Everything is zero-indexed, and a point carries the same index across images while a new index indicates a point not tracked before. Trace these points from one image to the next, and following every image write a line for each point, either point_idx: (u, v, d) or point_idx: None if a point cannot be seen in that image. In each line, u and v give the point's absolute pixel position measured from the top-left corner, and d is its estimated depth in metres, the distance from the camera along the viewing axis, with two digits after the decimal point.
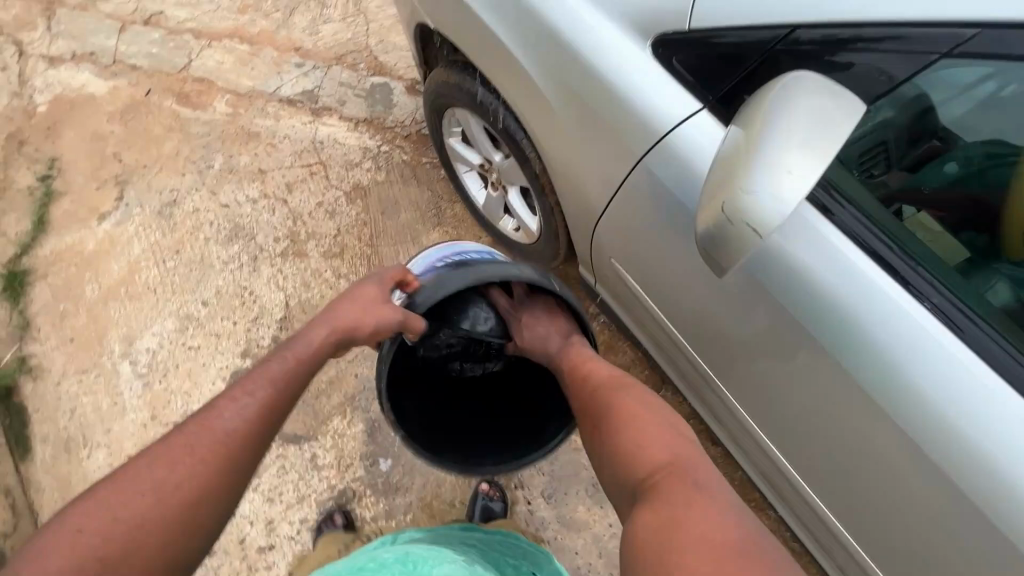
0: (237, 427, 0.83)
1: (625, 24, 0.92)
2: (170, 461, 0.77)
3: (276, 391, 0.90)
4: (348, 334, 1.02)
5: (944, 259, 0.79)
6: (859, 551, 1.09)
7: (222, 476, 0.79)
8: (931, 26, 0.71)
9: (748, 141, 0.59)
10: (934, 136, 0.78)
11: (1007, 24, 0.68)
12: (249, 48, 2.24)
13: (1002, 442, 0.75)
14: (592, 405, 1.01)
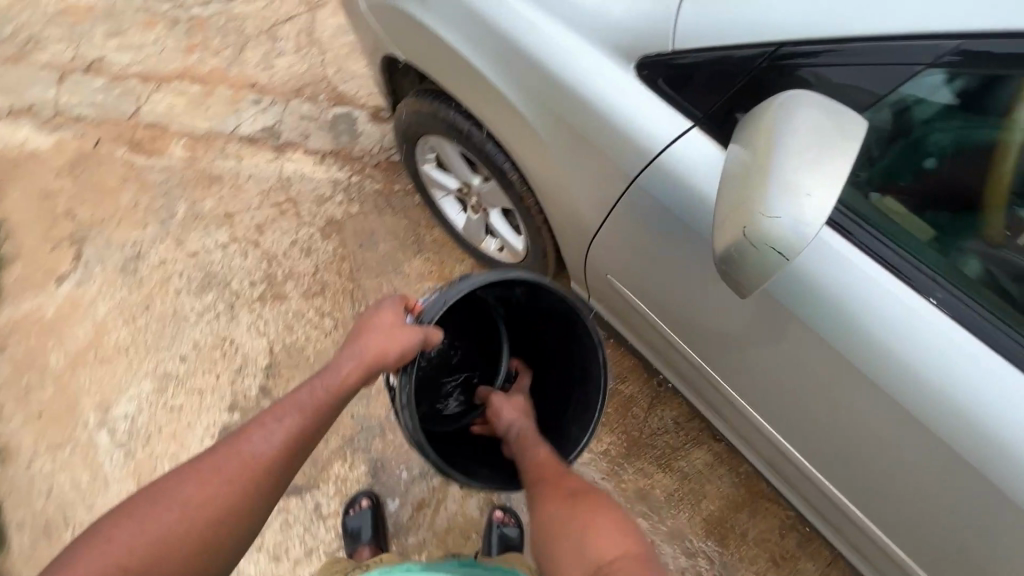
0: (262, 453, 0.81)
1: (606, 48, 0.93)
2: (198, 479, 0.78)
3: (305, 420, 0.86)
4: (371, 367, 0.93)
5: (925, 243, 0.82)
6: (878, 533, 1.11)
7: (249, 501, 0.79)
8: (912, 38, 0.73)
9: (761, 162, 0.60)
10: (911, 136, 0.79)
11: (987, 33, 0.71)
12: (201, 88, 2.17)
13: (1013, 421, 0.78)
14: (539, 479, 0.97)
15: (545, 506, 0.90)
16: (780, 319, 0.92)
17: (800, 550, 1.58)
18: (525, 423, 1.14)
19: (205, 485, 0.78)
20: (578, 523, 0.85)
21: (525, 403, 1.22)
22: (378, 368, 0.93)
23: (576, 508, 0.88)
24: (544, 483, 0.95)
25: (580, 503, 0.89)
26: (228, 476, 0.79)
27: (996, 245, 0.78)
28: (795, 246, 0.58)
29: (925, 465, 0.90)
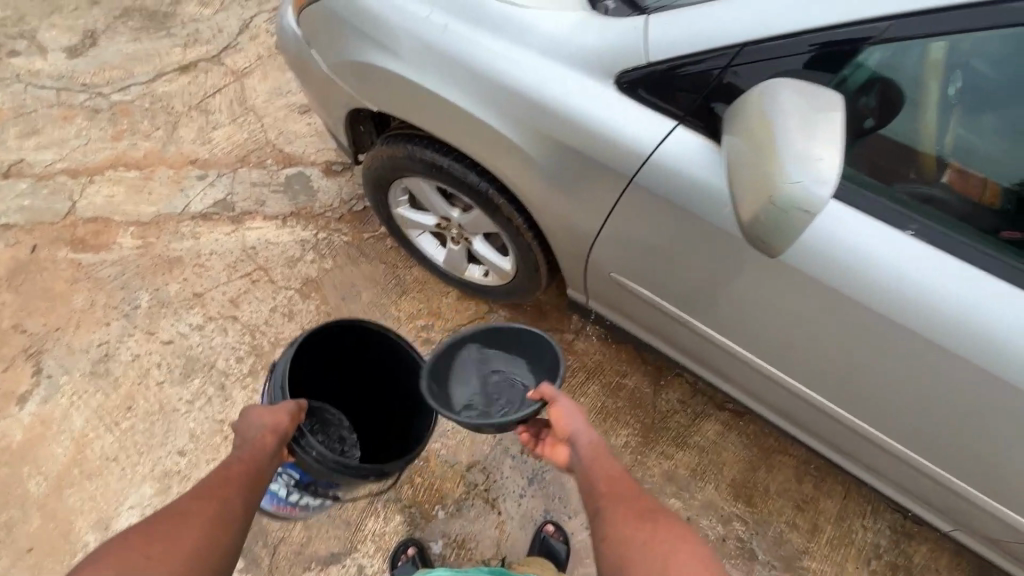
0: (222, 487, 0.90)
1: (586, 72, 1.06)
2: (173, 515, 0.84)
3: (249, 458, 0.96)
4: (275, 428, 1.02)
5: (876, 188, 0.98)
6: (886, 443, 1.26)
7: (230, 521, 0.86)
8: (851, 25, 0.88)
9: (775, 142, 0.71)
10: (854, 102, 0.95)
11: (909, 14, 0.85)
12: (139, 173, 2.09)
13: (1001, 320, 0.93)
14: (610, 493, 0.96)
15: (621, 522, 0.91)
16: (783, 273, 1.06)
17: (819, 491, 1.71)
18: (593, 437, 1.03)
19: (182, 518, 0.83)
20: (655, 549, 0.86)
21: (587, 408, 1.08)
22: (287, 434, 1.04)
23: (656, 534, 0.89)
24: (619, 503, 0.95)
25: (660, 527, 0.90)
26: (202, 507, 0.86)
27: (929, 182, 0.95)
28: (817, 201, 0.69)
29: (927, 371, 1.05)
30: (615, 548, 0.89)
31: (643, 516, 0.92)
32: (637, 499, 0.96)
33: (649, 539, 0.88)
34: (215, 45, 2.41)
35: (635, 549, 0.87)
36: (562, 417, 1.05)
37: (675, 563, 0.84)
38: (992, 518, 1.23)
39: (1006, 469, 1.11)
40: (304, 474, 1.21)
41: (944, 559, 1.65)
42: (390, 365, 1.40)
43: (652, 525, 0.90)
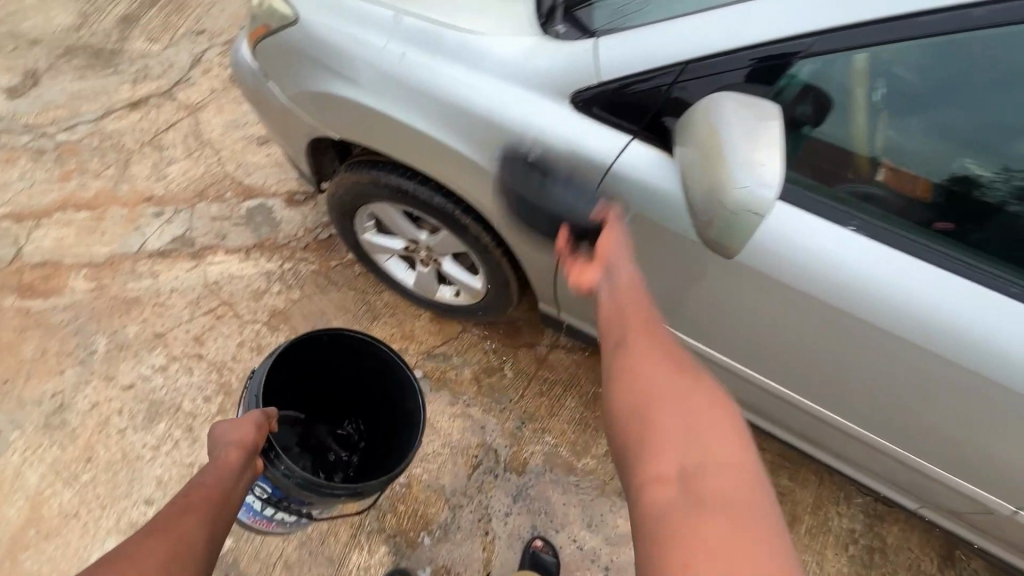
0: (184, 518, 0.88)
1: (543, 94, 1.10)
2: (129, 554, 0.80)
3: (213, 484, 0.95)
4: (242, 443, 1.01)
5: (818, 187, 1.05)
6: (850, 428, 1.33)
7: (191, 553, 0.83)
8: (782, 41, 0.94)
9: (722, 150, 0.76)
10: (791, 111, 1.02)
11: (830, 30, 0.92)
12: (90, 213, 2.02)
13: (941, 304, 1.01)
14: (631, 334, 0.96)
15: (657, 373, 0.88)
16: (742, 273, 1.12)
17: (794, 483, 1.77)
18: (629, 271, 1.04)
19: (139, 556, 0.79)
20: (688, 404, 0.84)
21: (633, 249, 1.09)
22: (257, 447, 1.03)
23: (677, 372, 0.89)
24: (655, 352, 0.92)
25: (695, 387, 0.87)
26: (161, 542, 0.82)
27: (864, 180, 1.03)
28: (762, 204, 0.75)
29: (880, 355, 1.11)
30: (647, 397, 0.86)
31: (664, 357, 0.92)
32: (672, 352, 0.93)
33: (682, 393, 0.85)
34: (166, 80, 2.37)
35: (654, 382, 0.88)
36: (607, 241, 1.06)
37: (691, 401, 0.85)
38: (952, 491, 1.31)
39: (958, 444, 1.19)
40: (275, 489, 1.15)
41: (915, 538, 1.72)
42: (374, 378, 1.38)
43: (687, 384, 0.87)
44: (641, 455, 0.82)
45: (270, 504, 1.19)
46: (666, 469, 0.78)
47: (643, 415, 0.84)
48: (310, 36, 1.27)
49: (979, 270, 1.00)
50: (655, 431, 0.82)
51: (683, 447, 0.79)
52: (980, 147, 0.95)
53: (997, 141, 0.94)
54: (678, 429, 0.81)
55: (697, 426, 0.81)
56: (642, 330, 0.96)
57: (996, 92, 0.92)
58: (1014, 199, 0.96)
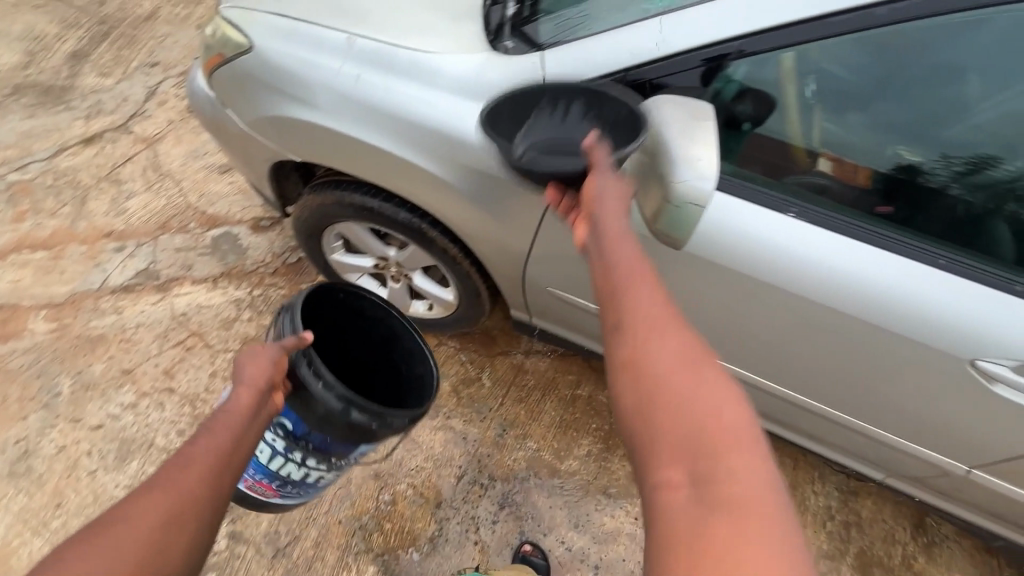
0: (184, 470, 0.73)
1: None
2: (119, 515, 0.66)
3: (221, 431, 0.80)
4: (258, 383, 0.89)
5: (766, 181, 1.13)
6: (812, 406, 1.39)
7: (192, 517, 0.69)
8: (709, 47, 1.02)
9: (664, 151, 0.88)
10: (726, 111, 1.10)
11: (749, 35, 1.01)
12: (47, 253, 1.97)
13: (879, 279, 1.10)
14: (625, 301, 0.77)
15: (663, 359, 0.70)
16: (698, 264, 1.20)
17: None
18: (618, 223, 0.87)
19: (127, 520, 0.65)
20: (698, 398, 0.66)
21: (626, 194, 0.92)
22: (272, 385, 0.91)
23: (679, 352, 0.72)
24: (660, 331, 0.73)
25: (706, 377, 0.69)
26: (156, 502, 0.68)
27: (805, 171, 1.11)
28: (704, 198, 0.86)
29: (830, 332, 1.19)
30: (652, 387, 0.69)
31: (665, 331, 0.73)
32: (679, 326, 0.74)
33: (691, 384, 0.68)
34: (120, 114, 2.35)
35: (649, 369, 0.70)
36: (590, 186, 0.91)
37: (696, 389, 0.68)
38: (911, 458, 1.38)
39: (910, 411, 1.26)
40: (297, 424, 1.06)
41: (888, 509, 1.79)
42: (378, 347, 1.27)
43: (696, 371, 0.69)
44: (645, 465, 0.66)
45: (282, 453, 1.13)
46: (674, 480, 0.62)
47: (639, 404, 0.69)
48: (265, 60, 1.28)
49: (915, 247, 1.10)
50: (661, 433, 0.66)
51: (692, 455, 0.63)
52: (914, 137, 1.04)
53: (928, 130, 1.03)
54: (685, 428, 0.65)
55: (708, 426, 0.64)
56: (643, 302, 0.76)
57: (924, 87, 1.01)
58: (955, 182, 1.05)
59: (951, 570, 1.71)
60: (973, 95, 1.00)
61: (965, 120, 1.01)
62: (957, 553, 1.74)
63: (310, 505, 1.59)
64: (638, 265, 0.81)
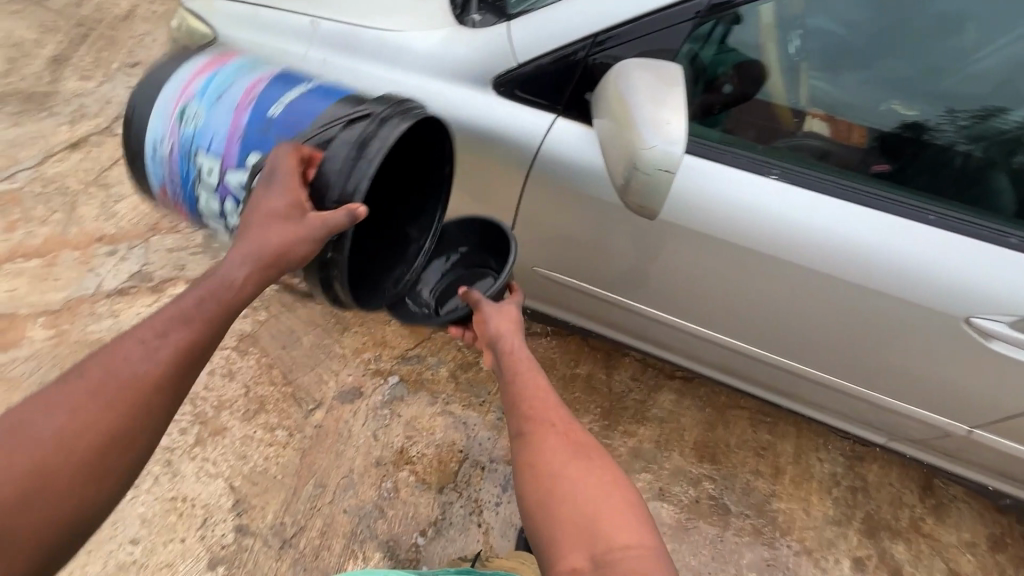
0: (144, 362, 0.76)
1: (471, 84, 1.17)
2: (58, 423, 0.71)
3: (194, 327, 0.80)
4: (273, 263, 0.87)
5: (755, 145, 1.13)
6: (814, 374, 1.36)
7: (131, 439, 0.73)
8: (679, 4, 1.04)
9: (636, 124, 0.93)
10: (705, 73, 1.11)
11: None
12: (40, 261, 1.97)
13: (868, 239, 1.08)
14: (528, 410, 0.93)
15: (555, 458, 0.86)
16: (683, 235, 1.18)
17: (774, 435, 1.82)
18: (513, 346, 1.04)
19: (65, 432, 0.70)
20: (585, 488, 0.82)
21: (515, 314, 1.10)
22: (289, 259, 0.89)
23: (577, 451, 0.87)
24: (553, 433, 0.90)
25: (591, 466, 0.85)
26: (94, 419, 0.72)
27: (793, 133, 1.12)
28: (673, 163, 0.92)
29: (825, 298, 1.17)
30: (544, 484, 0.84)
31: (568, 436, 0.89)
32: (568, 427, 0.91)
33: (581, 474, 0.84)
34: (105, 117, 2.33)
35: (547, 464, 0.86)
36: (482, 329, 1.09)
37: (586, 480, 0.83)
38: (911, 420, 1.35)
39: (914, 374, 1.23)
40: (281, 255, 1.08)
41: (893, 473, 1.78)
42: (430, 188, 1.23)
43: (589, 466, 0.85)
44: (549, 554, 0.79)
45: (219, 217, 1.13)
46: (578, 562, 0.75)
47: (539, 495, 0.83)
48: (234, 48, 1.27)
49: (910, 205, 1.08)
50: (558, 525, 0.79)
51: (588, 537, 0.77)
52: (914, 92, 1.05)
53: (930, 84, 1.03)
54: (579, 514, 0.79)
55: (597, 513, 0.79)
56: (538, 409, 0.93)
57: (928, 37, 1.02)
58: (963, 141, 1.04)
59: (960, 531, 1.69)
60: (976, 44, 1.01)
61: (964, 70, 1.02)
62: (966, 514, 1.72)
63: (314, 495, 1.60)
64: (528, 369, 1.00)
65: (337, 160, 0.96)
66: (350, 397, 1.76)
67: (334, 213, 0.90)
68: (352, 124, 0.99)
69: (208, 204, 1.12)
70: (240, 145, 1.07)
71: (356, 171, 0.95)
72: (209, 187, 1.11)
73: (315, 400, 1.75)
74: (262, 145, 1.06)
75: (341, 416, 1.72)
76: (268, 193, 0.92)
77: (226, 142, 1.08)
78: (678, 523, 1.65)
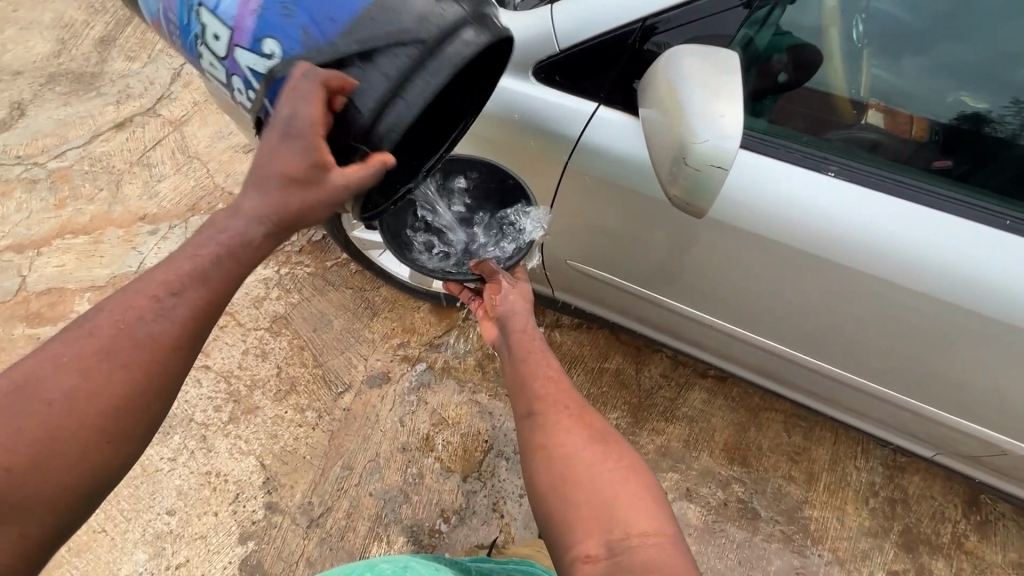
0: (153, 320, 0.74)
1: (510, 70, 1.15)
2: (71, 383, 0.69)
3: (211, 286, 0.79)
4: (293, 226, 0.85)
5: (807, 137, 1.06)
6: (856, 380, 1.30)
7: (145, 404, 0.73)
8: None
9: (687, 116, 0.88)
10: (760, 62, 1.04)
11: None
12: (87, 238, 2.04)
13: (928, 242, 1.01)
14: (544, 394, 0.94)
15: (567, 440, 0.84)
16: (732, 232, 1.13)
17: (809, 441, 1.75)
18: (522, 322, 1.12)
19: (78, 393, 0.69)
20: (602, 472, 0.79)
21: (528, 296, 1.19)
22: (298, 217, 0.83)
23: (595, 437, 0.85)
24: (566, 416, 0.89)
25: (611, 452, 0.82)
26: (108, 379, 0.71)
27: (851, 126, 1.04)
28: (728, 159, 0.88)
29: (875, 302, 1.11)
30: (557, 469, 0.81)
31: (583, 422, 0.88)
32: (583, 412, 0.90)
33: (597, 459, 0.81)
34: (148, 98, 2.39)
35: (562, 449, 0.83)
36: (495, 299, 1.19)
37: (603, 465, 0.80)
38: (962, 434, 1.27)
39: (966, 386, 1.16)
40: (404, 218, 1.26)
41: (937, 486, 1.69)
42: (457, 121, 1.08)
43: (606, 453, 0.82)
44: (567, 540, 0.75)
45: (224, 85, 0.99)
46: (592, 550, 0.71)
47: (552, 480, 0.81)
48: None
49: (982, 210, 1.00)
50: (574, 508, 0.76)
51: (601, 522, 0.73)
52: (978, 80, 0.97)
53: (999, 72, 0.96)
54: (594, 500, 0.76)
55: (611, 499, 0.75)
56: (552, 392, 0.94)
57: (995, 22, 0.96)
58: None
59: (1007, 550, 1.61)
60: None
61: None
62: (1013, 532, 1.63)
63: (341, 477, 1.63)
64: (540, 350, 1.06)
65: (374, 92, 0.87)
66: (378, 381, 1.78)
67: (363, 167, 0.86)
68: (397, 45, 0.86)
69: (213, 70, 0.97)
70: (255, 18, 0.88)
71: (391, 113, 0.89)
72: (214, 54, 0.95)
73: (344, 383, 1.77)
74: (280, 28, 0.88)
75: (368, 400, 1.74)
76: (284, 144, 0.81)
77: (240, 8, 0.89)
78: (704, 525, 1.62)
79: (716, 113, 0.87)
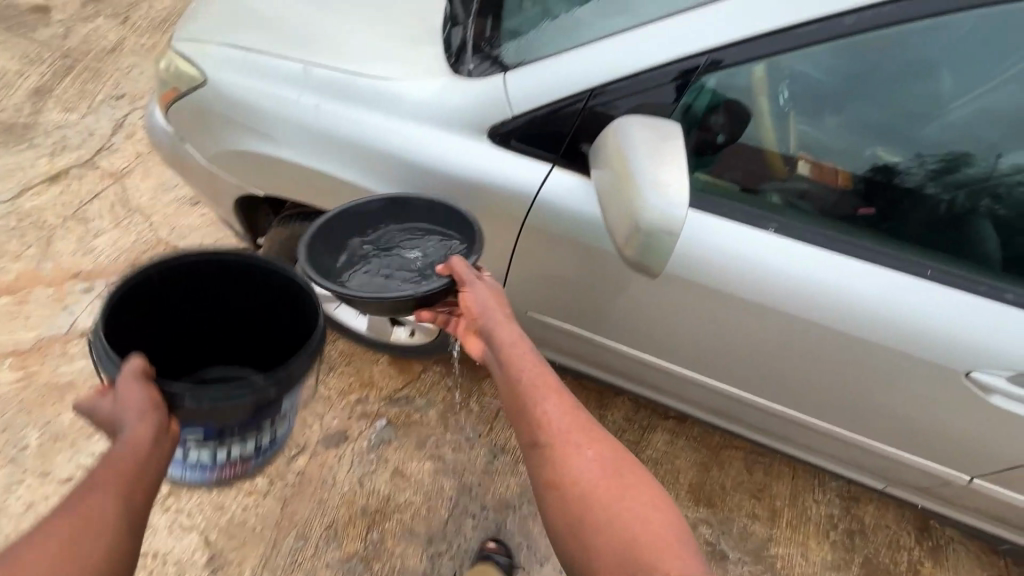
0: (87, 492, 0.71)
1: (464, 132, 1.18)
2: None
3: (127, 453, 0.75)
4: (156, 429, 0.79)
5: (747, 195, 1.14)
6: (812, 421, 1.34)
7: (120, 551, 0.69)
8: (673, 63, 1.05)
9: (633, 178, 0.94)
10: (699, 126, 1.12)
11: (716, 49, 1.03)
12: (10, 298, 1.89)
13: (861, 291, 1.09)
14: (550, 421, 0.94)
15: (579, 474, 0.87)
16: (684, 286, 1.17)
17: (770, 477, 1.79)
18: (514, 334, 1.05)
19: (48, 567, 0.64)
20: (619, 508, 0.82)
21: (502, 296, 1.10)
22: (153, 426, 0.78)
23: (607, 469, 0.88)
24: (575, 449, 0.91)
25: (626, 482, 0.86)
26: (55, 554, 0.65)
27: (785, 178, 1.12)
28: (677, 225, 0.93)
29: (819, 349, 1.17)
30: (573, 506, 0.84)
31: (597, 451, 0.90)
32: (591, 436, 0.93)
33: (613, 492, 0.84)
34: (86, 150, 2.29)
35: (575, 487, 0.86)
36: (471, 309, 1.08)
37: (620, 498, 0.83)
38: (911, 467, 1.33)
39: (909, 421, 1.23)
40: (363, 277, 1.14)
41: (890, 515, 1.75)
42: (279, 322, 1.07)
43: (620, 486, 0.85)
44: (587, 562, 0.80)
45: None
46: None
47: (568, 518, 0.84)
48: (211, 156, 1.40)
49: (907, 261, 1.09)
50: (598, 543, 0.80)
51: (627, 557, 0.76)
52: (888, 137, 1.06)
53: (906, 128, 1.05)
54: (617, 536, 0.79)
55: (637, 533, 0.78)
56: (556, 419, 0.94)
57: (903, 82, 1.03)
58: (930, 181, 1.06)
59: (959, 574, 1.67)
60: (944, 92, 1.03)
61: (943, 116, 1.04)
62: (962, 556, 1.70)
63: (296, 548, 1.52)
64: (541, 373, 1.00)
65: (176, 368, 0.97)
66: (335, 441, 1.69)
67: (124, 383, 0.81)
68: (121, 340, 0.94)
69: None
70: None
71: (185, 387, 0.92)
72: None
73: (299, 445, 1.68)
74: None
75: (325, 462, 1.65)
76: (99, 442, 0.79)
77: None
78: None
79: (661, 179, 0.92)
